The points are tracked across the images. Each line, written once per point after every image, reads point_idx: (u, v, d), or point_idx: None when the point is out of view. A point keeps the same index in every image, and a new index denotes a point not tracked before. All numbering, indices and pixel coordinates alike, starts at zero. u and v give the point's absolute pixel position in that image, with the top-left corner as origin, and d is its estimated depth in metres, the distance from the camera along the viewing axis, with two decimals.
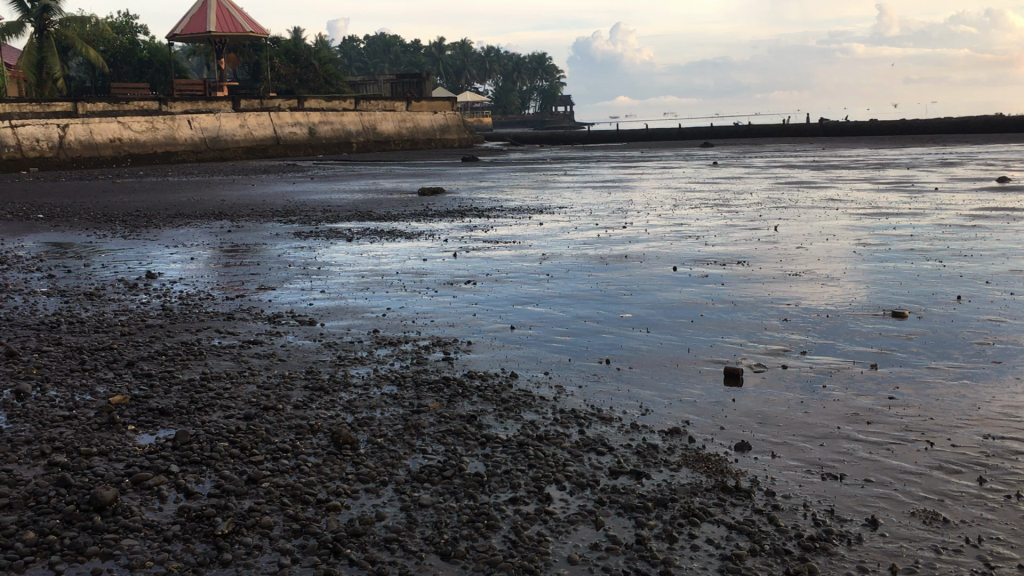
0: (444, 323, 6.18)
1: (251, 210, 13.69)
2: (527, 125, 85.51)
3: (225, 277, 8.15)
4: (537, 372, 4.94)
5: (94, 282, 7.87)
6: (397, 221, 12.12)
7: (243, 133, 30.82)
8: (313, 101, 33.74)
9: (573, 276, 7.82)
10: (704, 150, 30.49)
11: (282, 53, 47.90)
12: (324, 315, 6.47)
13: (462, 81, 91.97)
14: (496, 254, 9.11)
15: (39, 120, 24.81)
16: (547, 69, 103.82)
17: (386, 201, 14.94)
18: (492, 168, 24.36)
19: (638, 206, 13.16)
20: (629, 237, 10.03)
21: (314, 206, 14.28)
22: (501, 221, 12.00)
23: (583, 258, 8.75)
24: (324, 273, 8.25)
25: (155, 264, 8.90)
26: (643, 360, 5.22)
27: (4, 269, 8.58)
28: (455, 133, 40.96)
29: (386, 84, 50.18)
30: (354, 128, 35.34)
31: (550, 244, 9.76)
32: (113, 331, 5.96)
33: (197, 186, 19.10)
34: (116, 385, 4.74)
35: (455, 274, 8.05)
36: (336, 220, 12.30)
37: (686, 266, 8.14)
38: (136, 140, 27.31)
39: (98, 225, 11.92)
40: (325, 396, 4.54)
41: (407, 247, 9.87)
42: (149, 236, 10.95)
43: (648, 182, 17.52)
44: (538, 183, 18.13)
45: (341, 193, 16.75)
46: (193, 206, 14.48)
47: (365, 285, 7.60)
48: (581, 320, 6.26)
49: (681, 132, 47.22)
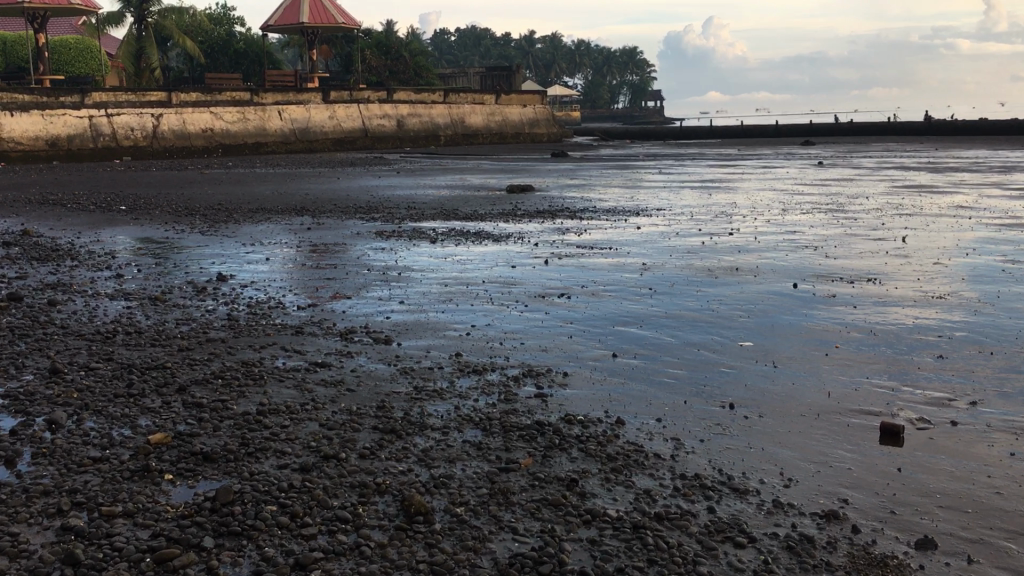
0: (536, 347, 5.41)
1: (334, 206, 13.18)
2: (617, 120, 84.29)
3: (300, 282, 7.56)
4: (648, 419, 4.13)
5: (163, 284, 7.37)
6: (484, 222, 11.44)
7: (333, 124, 30.66)
8: (402, 93, 33.43)
9: (678, 293, 6.97)
10: (807, 150, 28.97)
11: (374, 46, 47.92)
12: (401, 332, 5.78)
13: (551, 74, 91.35)
14: (592, 263, 8.32)
15: (134, 109, 24.98)
16: (638, 63, 102.21)
17: (473, 198, 14.27)
18: (584, 165, 23.53)
19: (744, 210, 12.18)
20: (739, 246, 9.11)
21: (399, 202, 13.71)
22: (595, 223, 11.19)
23: (689, 270, 7.89)
24: (404, 280, 7.59)
25: (229, 265, 8.38)
26: (772, 406, 4.35)
27: (74, 266, 8.16)
28: (544, 127, 40.16)
29: (476, 77, 49.79)
30: (442, 121, 34.93)
31: (651, 252, 8.92)
32: (170, 345, 5.37)
33: (283, 178, 18.82)
34: (159, 417, 4.11)
35: (547, 285, 7.29)
36: (421, 219, 11.69)
37: (808, 283, 7.21)
38: (227, 130, 27.35)
39: (177, 219, 11.56)
40: (397, 442, 3.82)
41: (495, 251, 9.14)
42: (226, 233, 10.48)
43: (751, 183, 16.45)
44: (634, 183, 17.22)
45: (427, 189, 16.16)
46: (276, 200, 14.06)
47: (449, 297, 6.89)
48: (693, 348, 5.42)
49: (778, 130, 45.51)
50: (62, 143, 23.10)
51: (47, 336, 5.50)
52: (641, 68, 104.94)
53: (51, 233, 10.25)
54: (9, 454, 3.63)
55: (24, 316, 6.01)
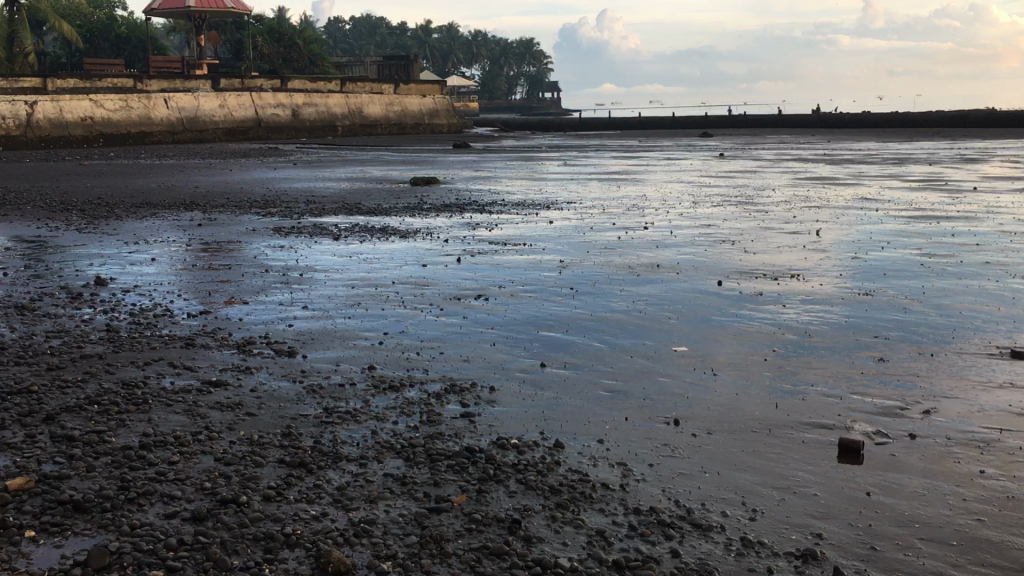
0: (456, 357, 4.96)
1: (227, 200, 12.38)
2: (516, 111, 84.18)
3: (190, 285, 6.90)
4: (588, 440, 3.74)
5: (32, 290, 6.59)
6: (390, 216, 10.90)
7: (223, 114, 29.37)
8: (297, 82, 32.34)
9: (600, 292, 6.62)
10: (706, 141, 29.27)
11: (266, 33, 46.39)
12: (306, 343, 5.23)
13: (448, 64, 90.63)
14: (507, 260, 7.91)
15: (5, 97, 23.30)
16: (535, 55, 102.50)
17: (376, 191, 13.65)
18: (487, 156, 23.11)
19: (655, 203, 11.97)
20: (657, 241, 8.83)
21: (298, 196, 13.01)
22: (506, 217, 10.78)
23: (609, 267, 7.56)
24: (306, 282, 7.01)
25: (109, 266, 7.62)
26: (720, 420, 4.00)
27: None
28: (444, 118, 39.53)
29: (373, 66, 48.85)
30: (339, 111, 33.96)
31: (568, 248, 8.57)
32: (37, 364, 4.69)
33: (171, 170, 17.78)
34: (21, 455, 3.48)
35: (462, 286, 6.84)
36: (322, 214, 11.07)
37: (733, 280, 6.97)
38: (109, 119, 25.83)
39: (52, 216, 10.59)
40: (307, 480, 3.31)
41: (403, 249, 8.62)
42: (107, 230, 9.63)
43: (658, 175, 16.32)
44: (539, 174, 16.88)
45: (326, 182, 15.45)
46: (162, 194, 13.16)
47: (356, 300, 6.36)
48: (626, 355, 5.06)
49: (675, 121, 46.07)
50: None
51: None
52: (537, 59, 105.23)
53: None
54: None
55: None
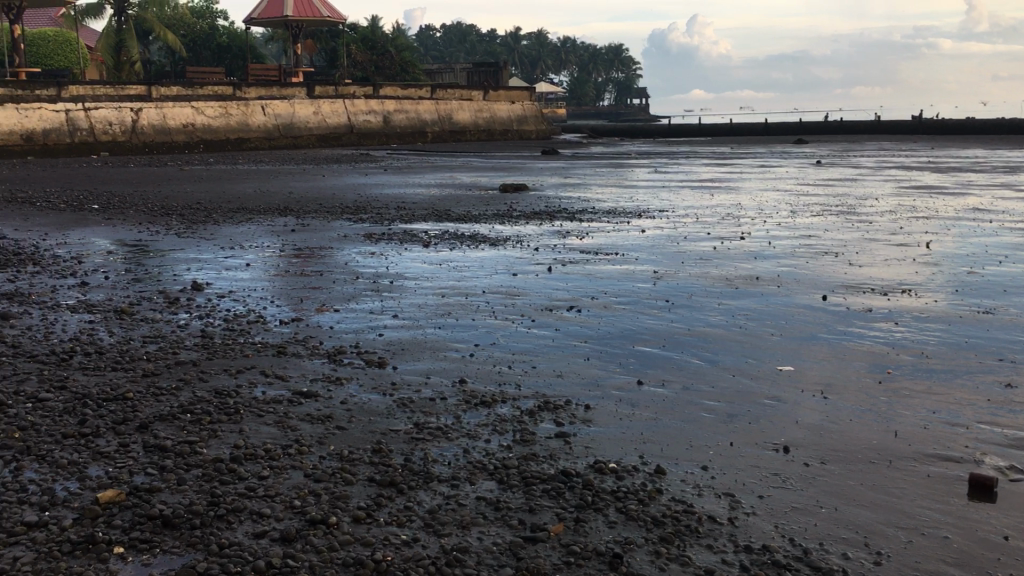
0: (549, 372, 4.78)
1: (320, 205, 12.50)
2: (604, 117, 83.81)
3: (282, 291, 6.91)
4: (691, 467, 3.53)
5: (131, 294, 6.69)
6: (480, 223, 10.83)
7: (317, 120, 29.92)
8: (389, 89, 32.74)
9: (697, 305, 6.38)
10: (801, 148, 28.52)
11: (359, 41, 47.20)
12: (396, 354, 5.13)
13: (537, 70, 90.81)
14: (599, 270, 7.72)
15: (113, 104, 24.16)
16: (624, 61, 101.91)
17: (466, 198, 13.60)
18: (576, 163, 22.93)
19: (751, 212, 11.60)
20: (755, 252, 8.52)
21: (389, 202, 13.06)
22: (598, 226, 10.58)
23: (705, 279, 7.29)
24: (397, 289, 6.96)
25: (205, 271, 7.71)
26: (833, 448, 3.73)
27: (35, 273, 7.45)
28: (533, 124, 39.46)
29: (463, 73, 49.26)
30: (429, 117, 34.25)
31: (662, 258, 8.33)
32: (133, 370, 4.70)
33: (267, 176, 18.13)
34: (114, 465, 3.45)
35: (553, 297, 6.68)
36: (412, 220, 11.07)
37: (838, 294, 6.64)
38: (209, 125, 26.55)
39: (152, 220, 10.85)
40: (399, 501, 3.19)
41: (492, 257, 8.51)
42: (204, 235, 9.79)
43: (753, 183, 15.89)
44: (630, 182, 16.61)
45: (416, 188, 15.51)
46: (258, 199, 13.37)
47: (446, 310, 6.26)
48: (728, 373, 4.80)
49: (768, 128, 45.12)
50: (38, 138, 22.33)
51: None
52: (626, 65, 104.52)
53: (15, 235, 9.53)
54: None
55: None
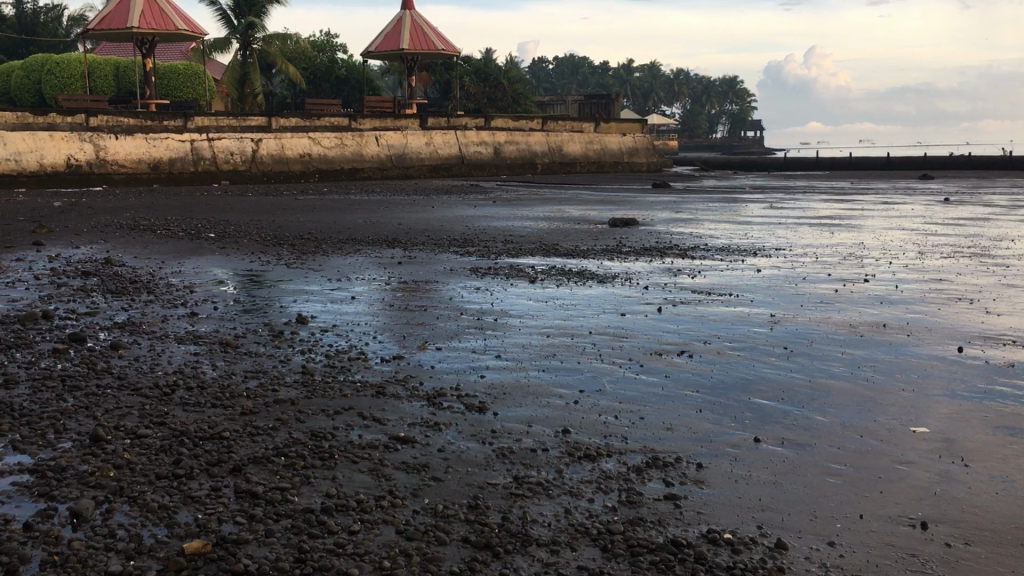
0: (657, 425, 4.50)
1: (427, 237, 12.52)
2: (716, 149, 82.63)
3: (386, 327, 6.84)
4: (817, 542, 3.19)
5: (239, 326, 6.74)
6: (587, 259, 10.60)
7: (429, 151, 30.35)
8: (500, 120, 32.99)
9: (818, 353, 5.97)
10: (925, 184, 27.30)
11: (473, 73, 47.91)
12: (498, 398, 4.94)
13: (648, 102, 90.38)
14: (712, 312, 7.38)
15: (235, 134, 25.06)
16: (738, 93, 100.47)
17: (574, 232, 13.40)
18: (688, 196, 22.49)
19: (875, 252, 11.02)
20: (880, 297, 8.03)
21: (496, 235, 12.98)
22: (710, 264, 10.22)
23: (826, 325, 6.88)
24: (501, 327, 6.79)
25: (311, 303, 7.74)
26: (981, 526, 3.32)
27: (149, 302, 7.62)
28: (644, 156, 39.05)
29: (574, 105, 49.41)
30: (540, 149, 34.33)
31: (779, 300, 7.93)
32: (232, 408, 4.66)
33: (377, 206, 18.38)
34: (204, 511, 3.36)
35: (663, 340, 6.39)
36: (518, 255, 10.93)
37: (975, 347, 6.12)
38: (325, 155, 27.24)
39: (264, 250, 11.05)
40: (493, 567, 2.97)
41: (600, 294, 8.27)
42: (313, 266, 9.89)
43: (876, 221, 15.17)
44: (744, 217, 16.13)
45: (523, 220, 15.41)
46: (367, 229, 13.51)
47: (551, 352, 6.05)
48: (853, 432, 4.40)
49: (889, 162, 43.53)
50: (163, 167, 23.43)
51: (98, 391, 4.87)
52: (740, 97, 102.95)
53: (133, 262, 9.85)
54: (11, 560, 2.90)
55: (82, 363, 5.43)
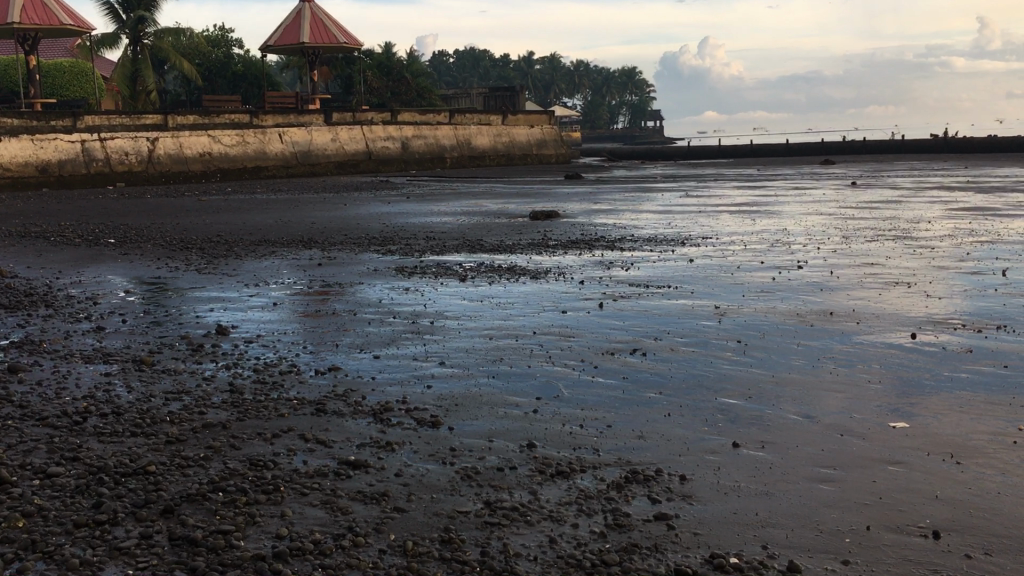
0: (627, 433, 4.18)
1: (345, 236, 12.00)
2: (619, 141, 83.51)
3: (314, 334, 6.37)
4: (830, 562, 2.91)
5: (151, 340, 6.17)
6: (514, 254, 10.26)
7: (335, 147, 29.53)
8: (407, 114, 32.35)
9: (774, 346, 5.76)
10: (829, 169, 27.88)
11: (375, 67, 47.10)
12: (450, 411, 4.56)
13: (550, 95, 90.80)
14: (656, 307, 7.15)
15: (128, 133, 23.83)
16: (637, 84, 101.85)
17: (495, 226, 13.04)
18: (603, 187, 22.43)
19: (802, 238, 11.00)
20: (818, 283, 7.93)
21: (415, 232, 12.53)
22: (641, 255, 10.02)
23: (773, 316, 6.70)
24: (440, 331, 6.39)
25: (229, 312, 7.19)
26: (995, 532, 3.10)
27: (47, 316, 6.96)
28: (552, 148, 38.99)
29: (480, 98, 49.11)
30: (448, 143, 33.85)
31: (721, 291, 7.75)
32: (155, 436, 4.15)
33: (286, 205, 17.67)
34: (135, 566, 2.90)
35: (613, 339, 6.11)
36: (443, 252, 10.52)
37: (927, 332, 6.02)
38: (226, 153, 26.19)
39: (171, 255, 10.37)
40: None
41: (536, 291, 7.95)
42: (226, 270, 9.29)
43: (792, 207, 15.28)
44: (664, 207, 16.01)
45: (441, 216, 14.95)
46: (279, 230, 12.87)
47: (497, 356, 5.68)
48: (832, 429, 4.17)
49: (790, 148, 44.56)
50: (52, 169, 22.13)
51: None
52: (640, 88, 104.39)
53: (27, 273, 9.08)
54: None
55: None
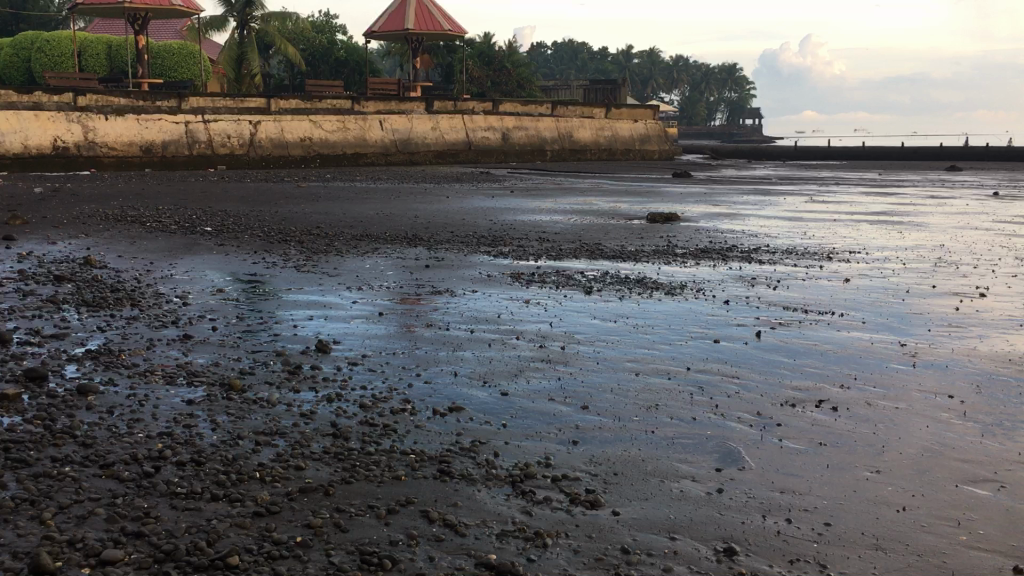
0: (855, 539, 3.11)
1: (452, 234, 11.15)
2: (716, 138, 81.39)
3: (426, 357, 5.47)
4: None
5: (242, 356, 5.35)
6: (641, 263, 9.21)
7: (435, 136, 28.83)
8: (508, 104, 31.49)
9: (1002, 408, 4.56)
10: (958, 176, 25.93)
11: (476, 56, 46.52)
12: (610, 484, 3.56)
13: (647, 90, 89.06)
14: (828, 340, 6.02)
15: (231, 116, 23.61)
16: (737, 80, 99.25)
17: (614, 229, 11.97)
18: (717, 187, 21.11)
19: (967, 257, 9.65)
20: (1016, 318, 6.67)
21: (527, 232, 11.57)
22: (786, 271, 8.84)
23: (980, 359, 5.51)
24: (574, 362, 5.40)
25: (328, 323, 6.34)
26: None
27: (131, 319, 6.23)
28: (656, 144, 37.46)
29: (580, 90, 48.11)
30: (549, 135, 32.87)
31: (898, 321, 6.55)
32: (242, 504, 3.27)
33: (387, 195, 16.95)
34: None
35: (788, 384, 4.99)
36: (560, 257, 9.54)
37: None
38: (327, 140, 25.72)
39: (269, 248, 9.65)
40: None
41: (677, 312, 6.90)
42: (326, 269, 8.48)
43: (939, 219, 13.80)
44: (793, 213, 14.69)
45: (551, 214, 13.96)
46: (383, 224, 12.09)
47: (650, 402, 4.65)
48: None
49: (904, 152, 42.26)
50: (156, 150, 21.93)
51: (52, 471, 3.49)
52: (741, 84, 101.65)
53: (118, 264, 8.46)
54: None
55: (37, 422, 4.07)
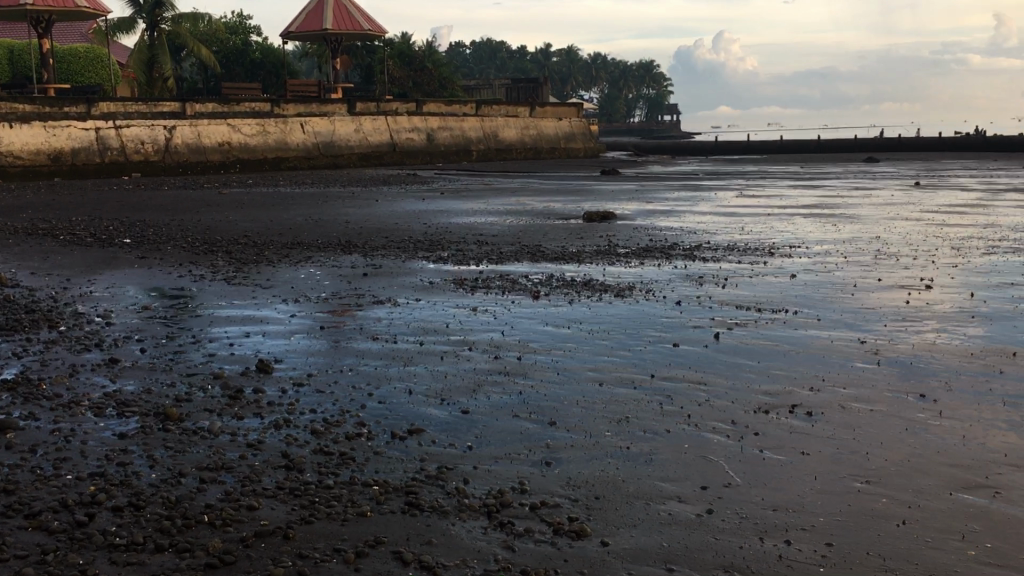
0: (861, 560, 2.91)
1: (386, 239, 10.79)
2: (636, 134, 82.24)
3: (376, 374, 5.15)
4: None
5: (176, 381, 4.94)
6: (584, 264, 9.01)
7: (359, 138, 28.28)
8: (432, 105, 31.10)
9: (978, 406, 4.44)
10: (876, 167, 26.51)
11: (396, 56, 45.96)
12: (594, 510, 3.30)
13: (567, 88, 89.45)
14: (787, 339, 5.89)
15: (145, 121, 22.72)
16: (655, 77, 100.49)
17: (551, 230, 11.76)
18: (646, 184, 21.13)
19: (906, 248, 9.70)
20: (966, 310, 6.66)
21: (463, 235, 11.28)
22: (732, 268, 8.74)
23: (942, 354, 5.43)
24: (533, 374, 5.14)
25: (266, 339, 5.95)
26: None
27: (49, 343, 5.75)
28: (580, 142, 37.49)
29: (502, 89, 48.01)
30: (474, 135, 32.59)
31: (853, 317, 6.46)
32: (191, 556, 2.92)
33: (314, 200, 16.46)
34: None
35: (756, 389, 4.81)
36: (501, 260, 9.27)
37: None
38: (247, 144, 25.00)
39: (194, 260, 9.17)
40: None
41: (631, 315, 6.70)
42: (258, 281, 8.05)
43: (868, 210, 13.96)
44: (727, 208, 14.70)
45: (485, 216, 13.68)
46: (312, 230, 11.66)
47: (620, 414, 4.41)
48: None
49: (821, 145, 43.20)
50: (65, 157, 20.97)
51: None
52: (659, 81, 102.93)
53: (30, 281, 7.91)
54: None
55: None
